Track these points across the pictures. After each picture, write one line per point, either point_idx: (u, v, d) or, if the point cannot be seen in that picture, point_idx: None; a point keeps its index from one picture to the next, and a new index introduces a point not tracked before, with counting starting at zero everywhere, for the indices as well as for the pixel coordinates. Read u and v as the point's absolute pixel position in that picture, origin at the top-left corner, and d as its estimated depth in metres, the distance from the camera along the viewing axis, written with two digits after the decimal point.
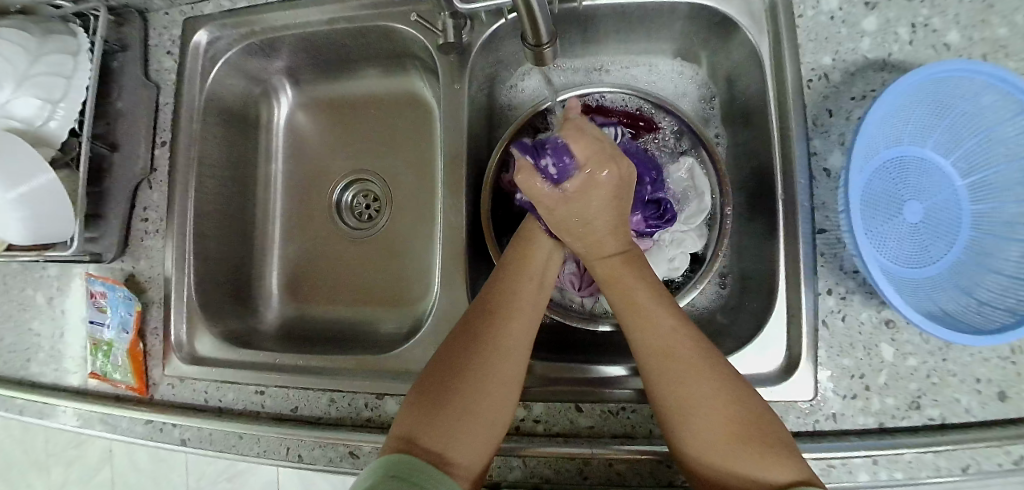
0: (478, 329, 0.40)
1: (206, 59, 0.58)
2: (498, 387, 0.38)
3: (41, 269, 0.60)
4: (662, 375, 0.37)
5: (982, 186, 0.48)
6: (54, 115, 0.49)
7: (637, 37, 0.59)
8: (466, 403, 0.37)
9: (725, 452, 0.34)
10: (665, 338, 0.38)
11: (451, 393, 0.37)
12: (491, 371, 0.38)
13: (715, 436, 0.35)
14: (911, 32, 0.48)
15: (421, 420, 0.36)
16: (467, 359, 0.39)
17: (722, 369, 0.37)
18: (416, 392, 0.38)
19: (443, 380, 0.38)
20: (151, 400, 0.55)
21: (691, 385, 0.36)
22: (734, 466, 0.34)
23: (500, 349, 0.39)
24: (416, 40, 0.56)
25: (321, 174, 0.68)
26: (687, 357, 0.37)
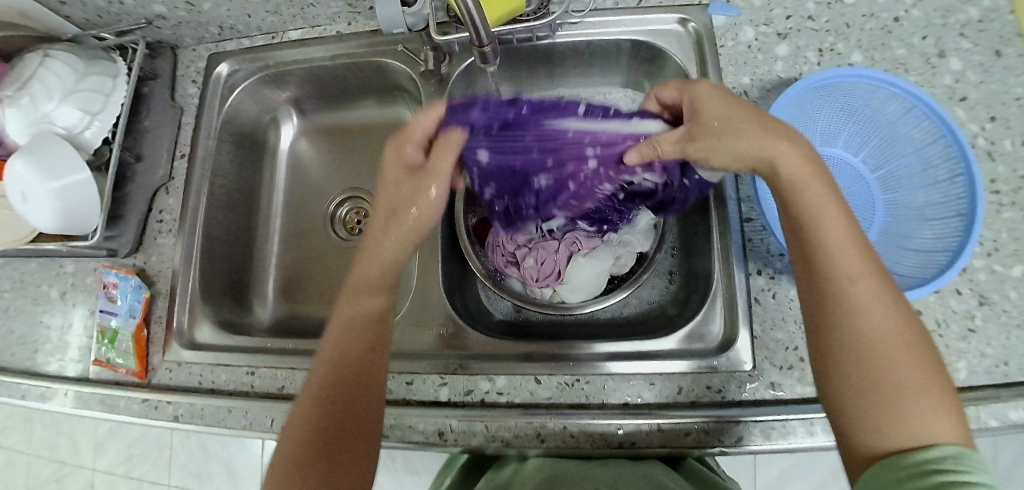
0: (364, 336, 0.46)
1: (225, 87, 0.68)
2: (371, 399, 0.45)
3: (59, 266, 0.67)
4: (833, 312, 0.38)
5: (891, 178, 0.56)
6: (91, 126, 0.58)
7: (593, 69, 0.68)
8: (343, 431, 0.43)
9: (897, 409, 0.34)
10: (879, 330, 0.36)
11: (330, 433, 0.43)
12: (360, 394, 0.44)
13: (889, 387, 0.35)
14: (818, 56, 0.58)
15: (304, 467, 0.41)
16: (338, 395, 0.44)
17: (903, 313, 0.38)
18: (293, 443, 0.42)
19: (314, 425, 0.43)
20: (149, 384, 0.59)
21: (885, 322, 0.37)
22: (889, 423, 0.34)
23: (368, 370, 0.45)
24: (403, 72, 0.66)
25: (315, 193, 0.76)
26: (876, 302, 0.37)
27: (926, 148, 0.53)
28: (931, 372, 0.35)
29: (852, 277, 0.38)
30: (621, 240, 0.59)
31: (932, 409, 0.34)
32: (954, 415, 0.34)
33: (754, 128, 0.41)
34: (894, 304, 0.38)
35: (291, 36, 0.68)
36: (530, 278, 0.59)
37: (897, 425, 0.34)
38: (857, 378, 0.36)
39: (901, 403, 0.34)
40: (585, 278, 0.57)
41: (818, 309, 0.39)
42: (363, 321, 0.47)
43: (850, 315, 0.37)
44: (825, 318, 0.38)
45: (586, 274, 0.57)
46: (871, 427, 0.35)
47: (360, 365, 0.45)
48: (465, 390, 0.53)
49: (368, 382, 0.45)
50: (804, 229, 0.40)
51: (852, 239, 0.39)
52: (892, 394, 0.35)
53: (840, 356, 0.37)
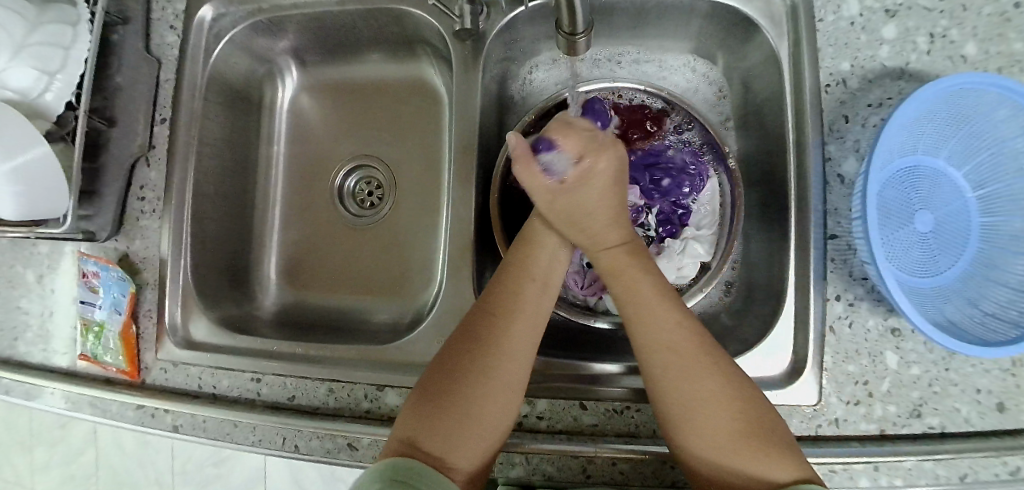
0: (478, 330, 0.41)
1: (210, 35, 0.56)
2: (500, 390, 0.39)
3: (33, 246, 0.59)
4: (649, 342, 0.39)
5: (992, 199, 0.47)
6: (51, 87, 0.49)
7: (653, 33, 0.58)
8: (467, 407, 0.38)
9: (713, 432, 0.37)
10: (665, 340, 0.39)
11: (452, 395, 0.39)
12: (495, 380, 0.39)
13: (706, 418, 0.37)
14: (929, 42, 0.47)
15: (425, 423, 0.38)
16: (467, 370, 0.40)
17: (712, 355, 0.38)
18: (419, 390, 0.40)
19: (442, 388, 0.39)
20: (142, 384, 0.54)
21: (682, 357, 0.38)
22: (709, 445, 0.37)
23: (500, 360, 0.40)
24: (431, 26, 0.53)
25: (319, 160, 0.65)
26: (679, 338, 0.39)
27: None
28: (747, 403, 0.37)
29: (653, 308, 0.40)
30: (683, 246, 0.54)
31: (750, 443, 0.36)
32: (775, 445, 0.36)
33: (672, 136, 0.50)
34: (700, 342, 0.39)
35: None
36: (573, 284, 0.55)
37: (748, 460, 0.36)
38: (675, 406, 0.38)
39: (726, 430, 0.36)
40: None
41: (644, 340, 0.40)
42: (520, 300, 0.42)
43: (648, 344, 0.39)
44: (649, 348, 0.40)
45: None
46: (708, 450, 0.37)
47: (504, 334, 0.40)
48: None
49: (505, 367, 0.40)
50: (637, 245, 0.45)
51: (654, 269, 0.42)
52: (690, 418, 0.37)
53: (665, 387, 0.38)
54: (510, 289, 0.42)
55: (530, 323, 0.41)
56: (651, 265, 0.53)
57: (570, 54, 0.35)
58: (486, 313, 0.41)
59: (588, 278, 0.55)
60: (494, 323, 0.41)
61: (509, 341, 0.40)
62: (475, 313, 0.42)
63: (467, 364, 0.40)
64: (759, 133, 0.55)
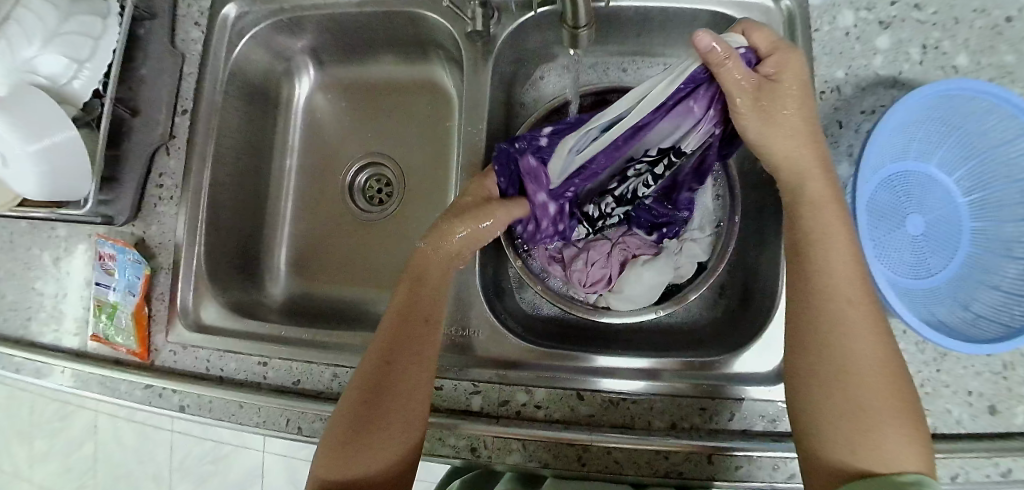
0: (381, 361, 0.42)
1: (233, 32, 0.58)
2: (413, 402, 0.42)
3: (51, 229, 0.61)
4: (830, 325, 0.37)
5: (982, 205, 0.49)
6: (79, 75, 0.51)
7: (656, 40, 0.60)
8: (383, 429, 0.41)
9: (855, 430, 0.35)
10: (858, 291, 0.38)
11: (365, 421, 0.41)
12: (399, 401, 0.41)
13: (855, 415, 0.35)
14: (921, 53, 0.49)
15: (333, 459, 0.40)
16: (377, 396, 0.41)
17: (897, 364, 0.37)
18: (332, 431, 0.42)
19: (353, 422, 0.41)
20: (151, 365, 0.55)
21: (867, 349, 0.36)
22: (862, 449, 0.35)
23: (406, 376, 0.42)
24: (443, 29, 0.56)
25: (333, 156, 0.67)
26: (866, 332, 0.37)
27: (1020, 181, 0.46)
28: (901, 393, 0.36)
29: (860, 303, 0.37)
30: (681, 247, 0.55)
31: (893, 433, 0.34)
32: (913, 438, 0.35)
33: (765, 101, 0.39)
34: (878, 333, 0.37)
35: None
36: (577, 281, 0.55)
37: (866, 448, 0.34)
38: (867, 394, 0.35)
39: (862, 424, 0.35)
40: (637, 287, 0.53)
41: (824, 326, 0.37)
42: (412, 317, 0.44)
43: (848, 336, 0.37)
44: (831, 345, 0.37)
45: (637, 284, 0.53)
46: (848, 441, 0.35)
47: (400, 356, 0.42)
48: (501, 400, 0.49)
49: (412, 377, 0.42)
50: (797, 237, 0.41)
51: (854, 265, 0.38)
52: (865, 413, 0.35)
53: (829, 374, 0.37)
54: (403, 312, 0.44)
55: (422, 352, 0.43)
56: (652, 263, 0.54)
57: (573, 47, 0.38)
58: (370, 359, 0.43)
59: (591, 274, 0.55)
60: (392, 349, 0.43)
61: (409, 358, 0.43)
62: (380, 338, 0.44)
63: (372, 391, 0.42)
64: None
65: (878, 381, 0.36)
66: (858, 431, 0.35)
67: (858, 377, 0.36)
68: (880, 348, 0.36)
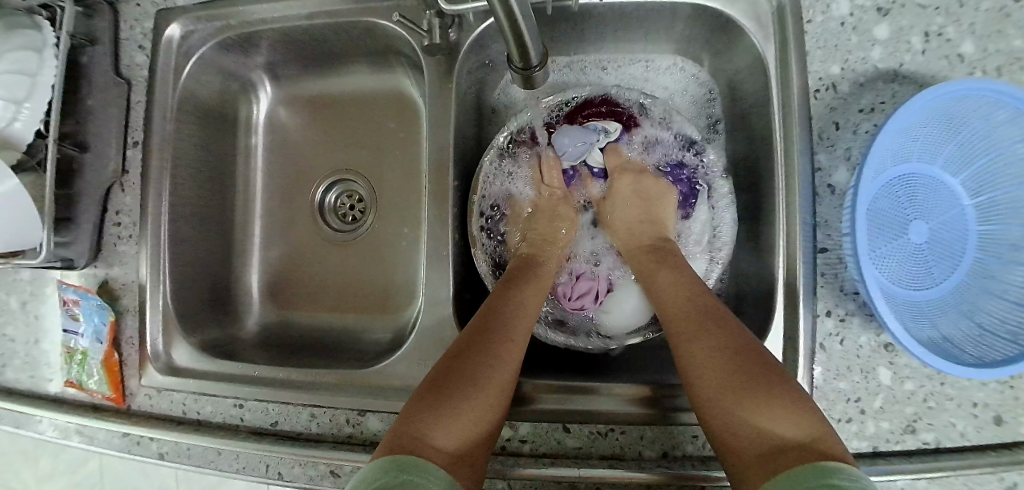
0: (488, 335, 0.42)
1: (178, 53, 0.54)
2: (506, 378, 0.40)
3: (14, 272, 0.58)
4: (689, 332, 0.41)
5: (991, 208, 0.45)
6: (19, 116, 0.48)
7: (635, 36, 0.56)
8: (477, 396, 0.38)
9: (745, 412, 0.35)
10: (674, 296, 0.45)
11: (469, 385, 0.39)
12: (502, 378, 0.40)
13: (732, 396, 0.36)
14: (924, 42, 0.45)
15: (427, 421, 0.36)
16: (473, 361, 0.40)
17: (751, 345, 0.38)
18: (427, 388, 0.38)
19: (455, 382, 0.39)
20: (128, 411, 0.54)
21: (714, 343, 0.39)
22: (757, 424, 0.35)
23: (502, 349, 0.42)
24: (402, 38, 0.52)
25: (301, 176, 0.64)
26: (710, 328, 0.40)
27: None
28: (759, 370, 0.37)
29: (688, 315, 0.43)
30: None
31: (778, 409, 0.34)
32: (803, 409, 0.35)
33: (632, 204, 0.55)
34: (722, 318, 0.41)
35: None
36: (563, 296, 0.55)
37: (756, 427, 0.34)
38: (716, 379, 0.38)
39: (749, 403, 0.35)
40: (624, 307, 0.53)
41: (678, 333, 0.42)
42: (510, 298, 0.47)
43: (685, 340, 0.41)
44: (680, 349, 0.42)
45: (625, 304, 0.53)
46: (748, 426, 0.35)
47: (504, 337, 0.42)
48: None
49: (506, 353, 0.42)
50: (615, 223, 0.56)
51: (684, 285, 0.46)
52: (741, 400, 0.36)
53: (700, 373, 0.39)
54: (502, 292, 0.47)
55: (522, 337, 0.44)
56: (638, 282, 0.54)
57: (526, 86, 0.33)
58: (475, 330, 0.42)
59: (579, 295, 0.55)
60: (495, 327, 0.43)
61: (505, 333, 0.43)
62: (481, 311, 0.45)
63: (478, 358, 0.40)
64: (745, 140, 0.53)
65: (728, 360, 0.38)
66: (751, 414, 0.35)
67: (705, 369, 0.39)
68: (706, 330, 0.41)
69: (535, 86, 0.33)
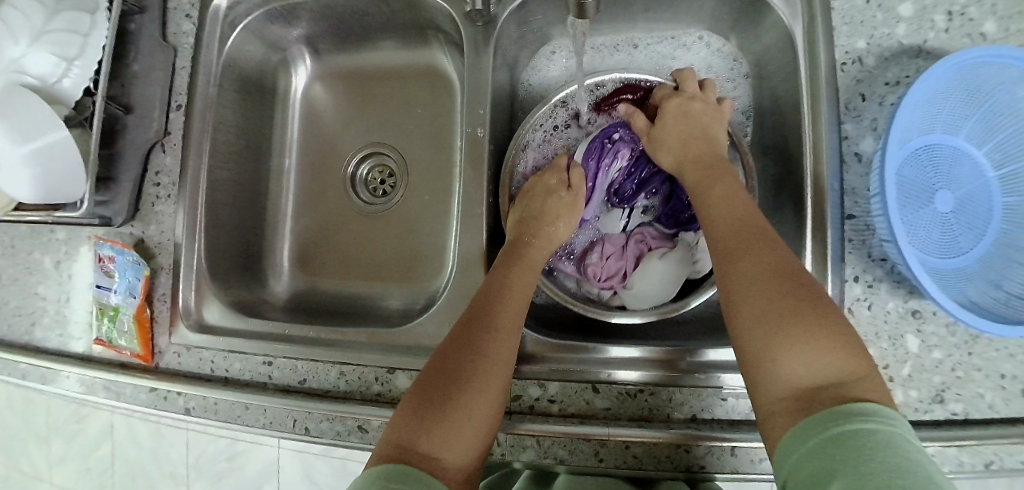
0: (474, 337, 0.41)
1: (224, 23, 0.56)
2: (493, 383, 0.39)
3: (50, 232, 0.60)
4: (730, 255, 0.38)
5: (1014, 179, 0.46)
6: (69, 73, 0.50)
7: (664, 17, 0.58)
8: (465, 402, 0.37)
9: (787, 340, 0.33)
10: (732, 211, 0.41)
11: (454, 389, 0.38)
12: (486, 379, 0.39)
13: (778, 325, 0.33)
14: (947, 20, 0.46)
15: (416, 430, 0.36)
16: (459, 366, 0.39)
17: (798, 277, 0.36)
18: (412, 394, 0.38)
19: (438, 389, 0.38)
20: (156, 368, 0.54)
21: (760, 285, 0.35)
22: (789, 356, 0.32)
23: (488, 352, 0.40)
24: (441, 12, 0.54)
25: (333, 149, 0.65)
26: (760, 249, 0.37)
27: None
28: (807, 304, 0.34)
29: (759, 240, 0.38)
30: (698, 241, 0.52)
31: (820, 343, 0.32)
32: (845, 343, 0.32)
33: (686, 124, 0.48)
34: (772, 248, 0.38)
35: None
36: (591, 277, 0.54)
37: (795, 359, 0.32)
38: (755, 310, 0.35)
39: (779, 334, 0.33)
40: (652, 282, 0.51)
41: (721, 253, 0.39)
42: (503, 293, 0.44)
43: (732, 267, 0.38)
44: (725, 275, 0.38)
45: (653, 280, 0.51)
46: (769, 360, 0.33)
47: (491, 337, 0.41)
48: (513, 395, 0.47)
49: (492, 352, 0.40)
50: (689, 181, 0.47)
51: (736, 200, 0.42)
52: (785, 333, 0.33)
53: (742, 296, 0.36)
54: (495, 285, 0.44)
55: (510, 335, 0.42)
56: (667, 257, 0.52)
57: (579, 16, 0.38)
58: (459, 333, 0.41)
59: (607, 269, 0.53)
60: (482, 329, 0.41)
61: (497, 337, 0.41)
62: (469, 310, 0.43)
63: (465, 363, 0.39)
64: (772, 117, 0.54)
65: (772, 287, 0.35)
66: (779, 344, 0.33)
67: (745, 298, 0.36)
68: (759, 252, 0.37)
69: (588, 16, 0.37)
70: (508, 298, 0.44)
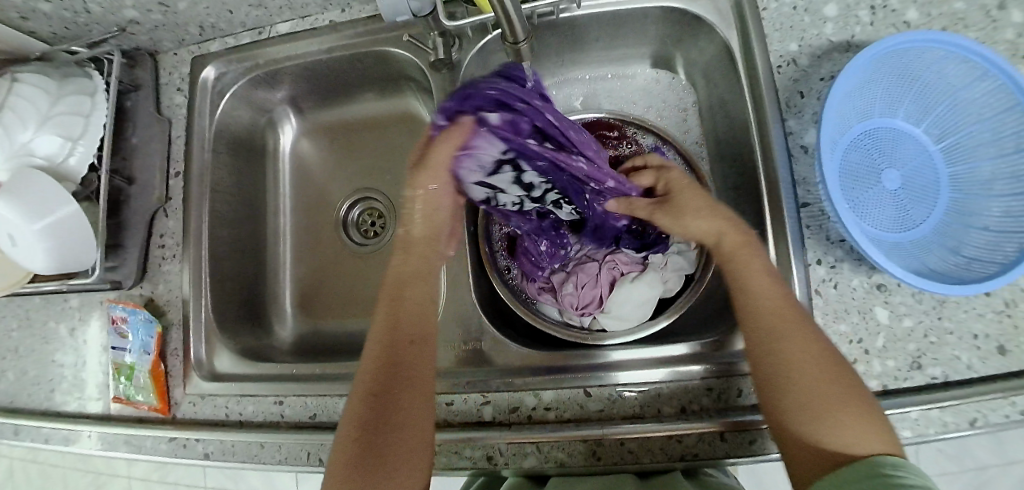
0: (382, 386, 0.42)
1: (214, 92, 0.61)
2: (414, 447, 0.41)
3: (64, 301, 0.63)
4: (770, 338, 0.41)
5: (956, 149, 0.50)
6: (74, 152, 0.54)
7: (616, 42, 0.63)
8: (391, 450, 0.40)
9: (826, 423, 0.37)
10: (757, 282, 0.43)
11: (376, 440, 0.40)
12: (409, 412, 0.42)
13: (820, 407, 0.37)
14: (871, 15, 0.51)
15: (350, 484, 0.39)
16: (378, 418, 0.41)
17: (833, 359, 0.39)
18: (339, 455, 0.41)
19: (362, 440, 0.40)
20: (173, 419, 0.57)
21: (799, 361, 0.39)
22: (829, 435, 0.37)
23: (403, 419, 0.41)
24: (410, 61, 0.58)
25: (324, 195, 0.69)
26: (802, 340, 0.40)
27: (988, 119, 0.47)
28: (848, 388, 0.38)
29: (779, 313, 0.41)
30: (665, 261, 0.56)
31: (854, 424, 0.36)
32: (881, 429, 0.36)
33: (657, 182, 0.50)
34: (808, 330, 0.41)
35: (280, 30, 0.60)
36: (569, 306, 0.56)
37: (832, 437, 0.37)
38: (801, 389, 0.38)
39: (830, 421, 0.37)
40: (627, 305, 0.54)
41: (763, 329, 0.41)
42: (408, 358, 0.44)
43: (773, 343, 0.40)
44: (761, 342, 0.41)
45: (626, 301, 0.54)
46: (817, 440, 0.37)
47: (398, 378, 0.43)
48: (511, 407, 0.50)
49: (407, 387, 0.42)
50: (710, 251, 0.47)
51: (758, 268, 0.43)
52: (824, 413, 0.37)
53: (794, 389, 0.39)
54: (392, 351, 0.44)
55: (415, 365, 0.44)
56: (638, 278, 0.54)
57: (518, 60, 0.44)
58: (367, 388, 0.43)
59: (583, 297, 0.55)
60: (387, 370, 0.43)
61: (403, 372, 0.43)
62: (372, 380, 0.43)
63: (387, 413, 0.41)
64: (725, 122, 0.58)
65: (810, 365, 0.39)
66: (825, 423, 0.37)
67: (798, 372, 0.39)
68: (795, 328, 0.40)
69: (526, 60, 0.44)
70: (402, 332, 0.45)
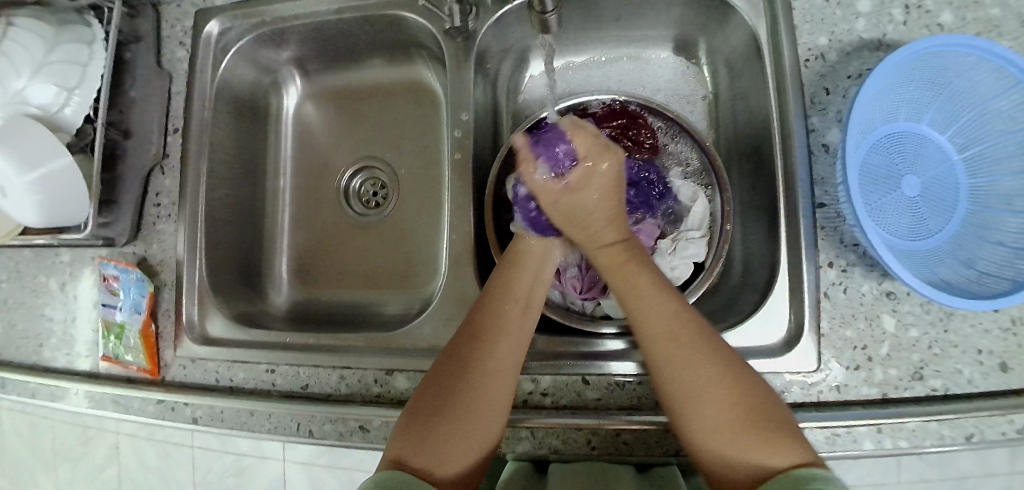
0: (466, 352, 0.41)
1: (217, 48, 0.59)
2: (492, 387, 0.40)
3: (54, 255, 0.62)
4: (669, 357, 0.38)
5: (979, 160, 0.48)
6: (70, 102, 0.52)
7: (637, 24, 0.61)
8: (462, 418, 0.38)
9: (736, 437, 0.35)
10: (664, 317, 0.39)
11: (448, 403, 0.39)
12: (488, 384, 0.40)
13: (728, 417, 0.35)
14: (905, 13, 0.49)
15: (418, 441, 0.37)
16: (456, 378, 0.40)
17: (737, 372, 0.37)
18: (410, 410, 0.39)
19: (434, 402, 0.39)
20: (162, 381, 0.56)
21: (699, 365, 0.37)
22: (732, 452, 0.34)
23: (477, 386, 0.40)
24: (424, 29, 0.56)
25: (327, 163, 0.68)
26: (696, 355, 0.37)
27: (1015, 132, 0.46)
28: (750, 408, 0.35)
29: (676, 338, 0.38)
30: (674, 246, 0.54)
31: (762, 442, 0.34)
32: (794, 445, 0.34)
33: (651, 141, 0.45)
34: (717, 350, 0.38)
35: None
36: (572, 288, 0.55)
37: (744, 455, 0.34)
38: (695, 405, 0.36)
39: (727, 437, 0.35)
40: None
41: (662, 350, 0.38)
42: (501, 327, 0.42)
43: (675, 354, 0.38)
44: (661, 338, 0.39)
45: None
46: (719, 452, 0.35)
47: (489, 351, 0.41)
48: None
49: (495, 359, 0.41)
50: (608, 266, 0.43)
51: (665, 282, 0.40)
52: (733, 432, 0.35)
53: (681, 403, 0.37)
54: (491, 316, 0.43)
55: (506, 341, 0.42)
56: None
57: (544, 32, 0.41)
58: (453, 354, 0.41)
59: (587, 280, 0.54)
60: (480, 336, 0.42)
61: (496, 344, 0.41)
62: (472, 317, 0.44)
63: (459, 380, 0.40)
64: (744, 115, 0.56)
65: (719, 374, 0.36)
66: (733, 439, 0.35)
67: (691, 377, 0.37)
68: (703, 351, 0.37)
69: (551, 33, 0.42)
70: (505, 307, 0.43)
